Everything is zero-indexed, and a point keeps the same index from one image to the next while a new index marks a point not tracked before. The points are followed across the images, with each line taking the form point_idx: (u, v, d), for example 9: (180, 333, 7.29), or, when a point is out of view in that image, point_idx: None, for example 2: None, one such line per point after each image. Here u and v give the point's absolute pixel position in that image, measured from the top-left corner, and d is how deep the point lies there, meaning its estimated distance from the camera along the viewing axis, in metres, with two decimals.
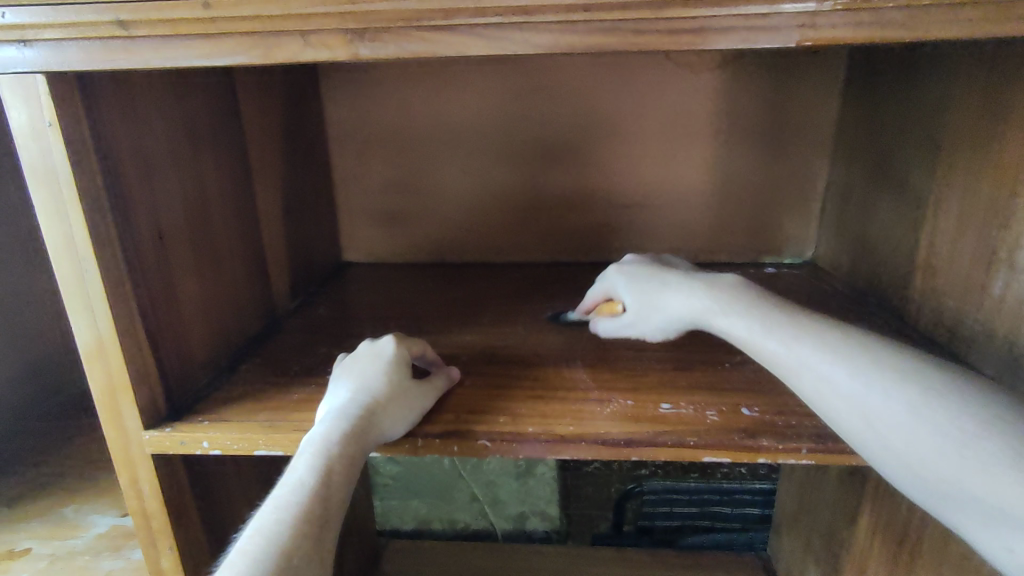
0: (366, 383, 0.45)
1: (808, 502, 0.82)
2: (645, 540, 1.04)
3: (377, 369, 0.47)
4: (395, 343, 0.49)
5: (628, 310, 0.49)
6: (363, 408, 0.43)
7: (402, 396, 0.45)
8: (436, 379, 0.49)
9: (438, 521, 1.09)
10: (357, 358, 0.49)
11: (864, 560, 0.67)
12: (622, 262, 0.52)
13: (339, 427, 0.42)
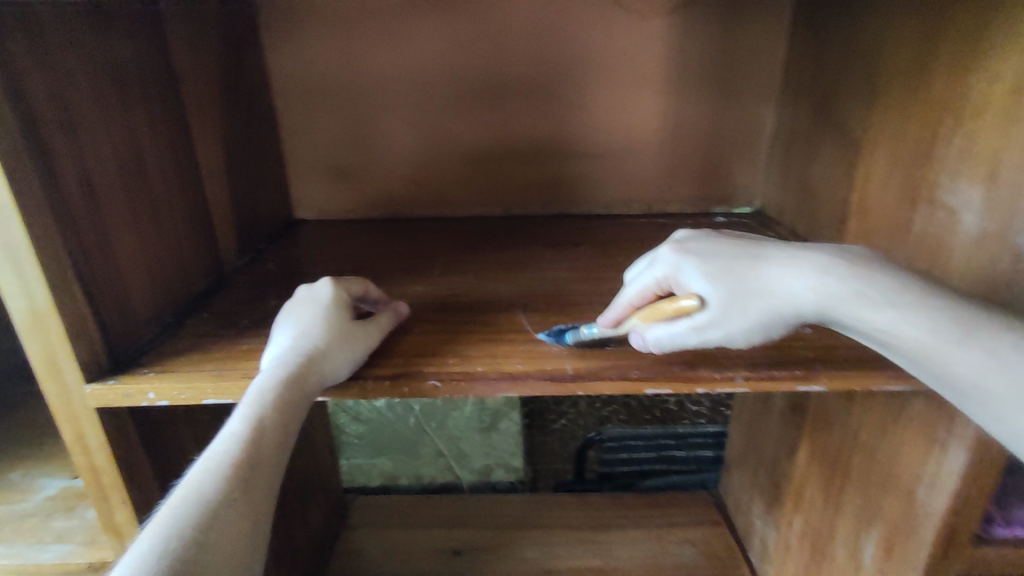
0: (311, 330, 0.46)
1: (755, 440, 0.86)
2: (604, 485, 1.09)
3: (319, 314, 0.47)
4: (334, 286, 0.50)
5: (714, 308, 0.41)
6: (305, 355, 0.44)
7: (347, 339, 0.46)
8: (380, 319, 0.49)
9: (404, 477, 1.11)
10: (304, 304, 0.49)
11: (803, 487, 0.72)
12: (683, 243, 0.44)
13: (277, 376, 0.43)
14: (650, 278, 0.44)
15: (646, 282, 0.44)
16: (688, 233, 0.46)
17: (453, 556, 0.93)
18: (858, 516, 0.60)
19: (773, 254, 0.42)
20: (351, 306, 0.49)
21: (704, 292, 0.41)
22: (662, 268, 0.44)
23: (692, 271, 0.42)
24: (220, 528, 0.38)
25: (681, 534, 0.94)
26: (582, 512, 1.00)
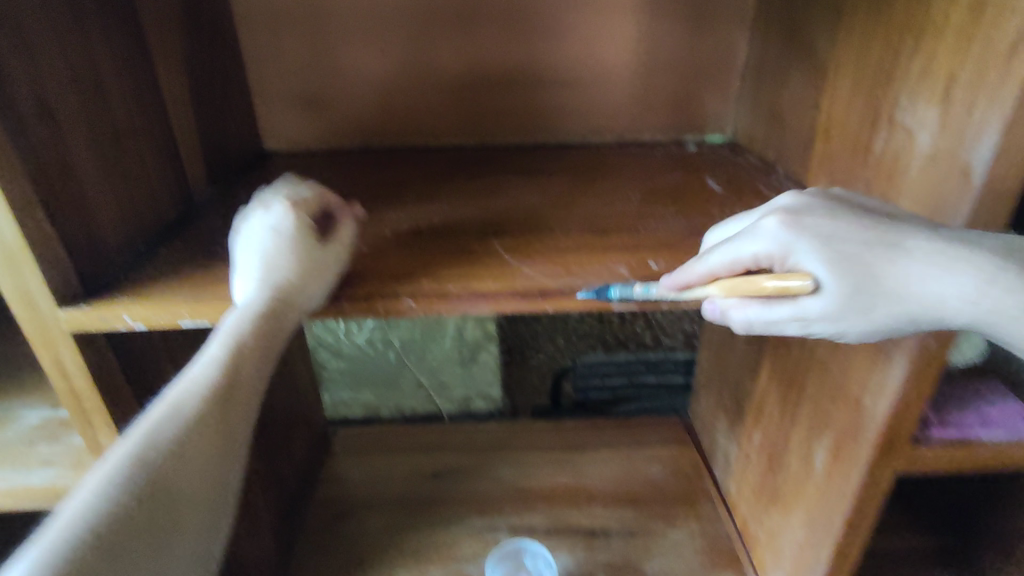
0: (280, 259, 0.46)
1: (721, 363, 0.90)
2: (580, 411, 1.13)
3: (283, 239, 0.48)
4: (293, 210, 0.50)
5: (831, 305, 0.41)
6: (281, 290, 0.45)
7: (317, 263, 0.47)
8: (342, 233, 0.50)
9: (386, 408, 1.14)
10: (267, 228, 0.48)
11: (764, 404, 0.76)
12: (801, 221, 0.42)
13: (252, 312, 0.44)
14: (751, 252, 0.42)
15: (748, 258, 0.43)
16: (800, 198, 0.44)
17: (434, 479, 0.97)
18: (811, 425, 0.64)
19: (908, 244, 0.40)
20: (312, 223, 0.49)
21: (826, 286, 0.41)
22: (774, 248, 0.42)
23: (810, 259, 0.41)
24: (191, 455, 0.41)
25: (650, 454, 1.00)
26: (558, 435, 1.05)
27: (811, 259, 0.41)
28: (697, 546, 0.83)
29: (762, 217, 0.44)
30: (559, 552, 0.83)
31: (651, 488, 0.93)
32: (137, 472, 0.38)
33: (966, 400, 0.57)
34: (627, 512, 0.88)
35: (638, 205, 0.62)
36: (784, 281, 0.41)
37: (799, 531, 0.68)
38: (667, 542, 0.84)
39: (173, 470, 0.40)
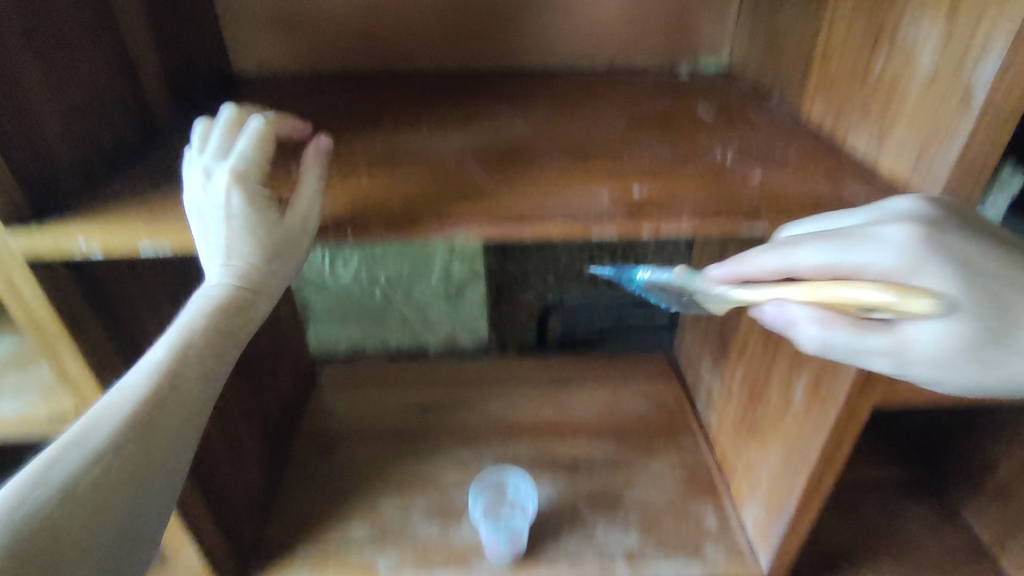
0: (244, 231, 0.44)
1: None
2: (566, 348, 1.13)
3: (240, 206, 0.44)
4: (239, 185, 0.44)
5: (941, 343, 0.39)
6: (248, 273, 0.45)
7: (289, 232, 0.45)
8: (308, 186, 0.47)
9: (371, 344, 1.14)
10: (219, 196, 0.44)
11: (747, 339, 0.76)
12: (939, 243, 0.38)
13: (215, 299, 0.44)
14: (866, 262, 0.38)
15: (872, 271, 0.38)
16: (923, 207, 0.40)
17: (420, 413, 0.98)
18: (793, 360, 0.64)
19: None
20: (265, 188, 0.46)
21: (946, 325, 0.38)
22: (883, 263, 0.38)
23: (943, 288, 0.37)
24: (135, 453, 0.40)
25: (635, 389, 1.00)
26: (544, 371, 1.05)
27: (935, 282, 0.37)
28: (677, 477, 0.85)
29: (880, 223, 0.39)
30: (541, 482, 0.84)
31: (634, 422, 0.94)
32: (67, 471, 0.38)
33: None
34: (610, 444, 0.90)
35: (626, 132, 0.59)
36: (888, 295, 0.36)
37: (776, 462, 0.69)
38: (648, 473, 0.86)
39: (113, 467, 0.39)
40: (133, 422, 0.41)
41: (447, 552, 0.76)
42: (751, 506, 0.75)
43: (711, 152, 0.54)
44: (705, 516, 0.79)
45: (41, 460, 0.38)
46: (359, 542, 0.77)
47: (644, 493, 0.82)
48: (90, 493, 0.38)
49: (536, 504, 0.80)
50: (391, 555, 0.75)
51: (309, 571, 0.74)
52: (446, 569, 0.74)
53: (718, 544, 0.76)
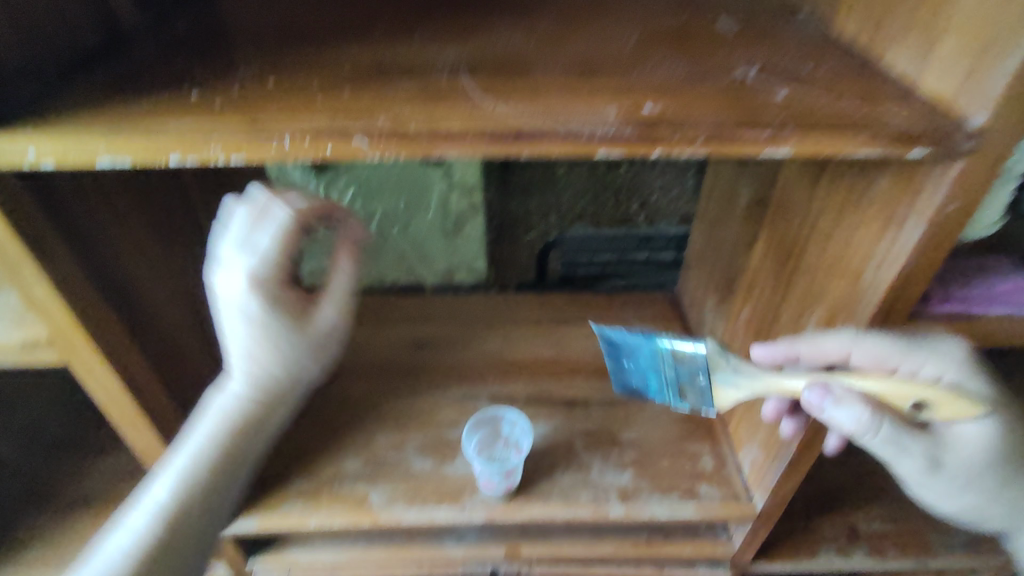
0: (270, 347, 0.49)
1: (715, 238, 0.86)
2: (566, 287, 1.11)
3: (266, 317, 0.47)
4: (258, 291, 0.46)
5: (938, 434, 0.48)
6: (270, 377, 0.51)
7: (310, 341, 0.50)
8: (337, 284, 0.50)
9: (367, 278, 1.11)
10: (238, 296, 0.45)
11: (755, 279, 0.73)
12: (952, 361, 0.49)
13: (234, 409, 0.52)
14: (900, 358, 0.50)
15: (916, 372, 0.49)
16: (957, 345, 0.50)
17: (416, 350, 0.96)
18: (804, 301, 0.61)
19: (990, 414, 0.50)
20: (285, 287, 0.48)
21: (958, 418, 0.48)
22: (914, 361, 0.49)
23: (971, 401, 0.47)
24: (194, 518, 0.53)
25: (636, 329, 0.98)
26: (543, 310, 1.02)
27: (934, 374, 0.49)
28: (675, 417, 0.84)
29: (928, 340, 0.50)
30: (537, 421, 0.83)
31: None
32: (150, 543, 0.50)
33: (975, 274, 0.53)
34: (608, 384, 0.88)
35: (639, 46, 0.54)
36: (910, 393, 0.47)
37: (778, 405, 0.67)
38: (646, 413, 0.84)
39: (177, 536, 0.51)
40: (190, 497, 0.52)
41: (440, 488, 0.75)
42: (749, 448, 0.74)
43: (735, 69, 0.49)
44: (702, 457, 0.79)
45: (131, 515, 0.51)
46: (352, 476, 0.77)
47: (641, 433, 0.81)
48: (167, 555, 0.51)
49: (532, 441, 0.79)
50: (384, 489, 0.75)
51: (302, 503, 0.74)
52: (439, 504, 0.74)
53: (713, 485, 0.75)
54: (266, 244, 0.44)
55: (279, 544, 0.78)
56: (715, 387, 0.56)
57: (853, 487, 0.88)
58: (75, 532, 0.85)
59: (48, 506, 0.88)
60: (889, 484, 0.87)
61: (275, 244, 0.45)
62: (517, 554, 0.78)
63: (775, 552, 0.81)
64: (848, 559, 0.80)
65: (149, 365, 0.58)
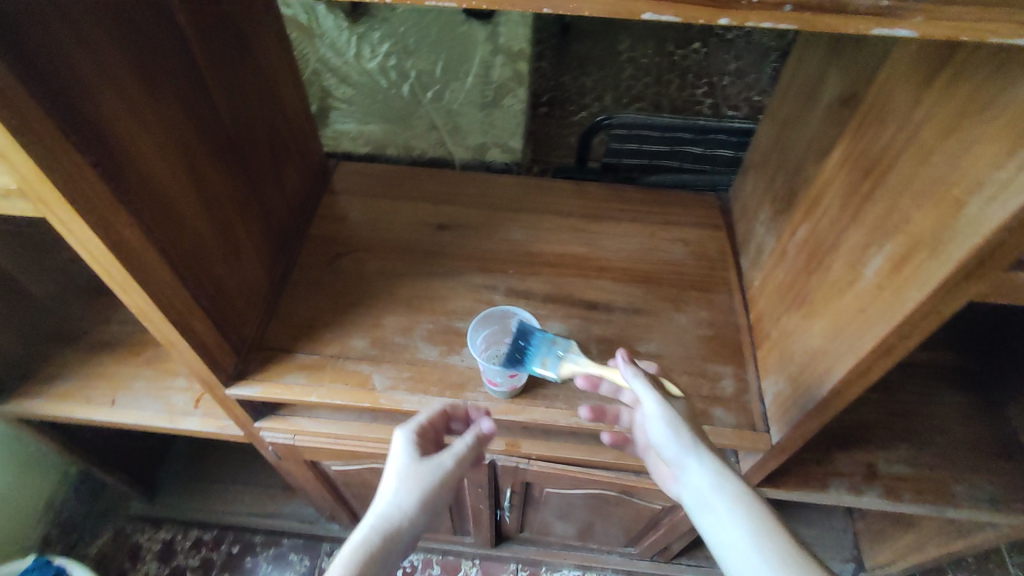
0: (410, 482, 0.57)
1: (784, 139, 0.74)
2: (607, 176, 1.00)
3: (406, 459, 0.59)
4: (409, 436, 0.62)
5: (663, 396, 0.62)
6: (405, 511, 0.55)
7: (434, 479, 0.58)
8: (460, 443, 0.62)
9: (393, 148, 1.02)
10: (398, 444, 0.61)
11: (822, 195, 0.62)
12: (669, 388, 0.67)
13: (369, 535, 0.52)
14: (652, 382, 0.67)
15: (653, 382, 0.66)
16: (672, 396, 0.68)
17: (436, 231, 0.89)
18: (876, 229, 0.51)
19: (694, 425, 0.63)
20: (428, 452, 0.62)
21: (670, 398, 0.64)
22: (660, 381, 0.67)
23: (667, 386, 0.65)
24: None
25: (675, 234, 0.89)
26: (579, 202, 0.93)
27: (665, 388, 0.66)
28: (701, 334, 0.77)
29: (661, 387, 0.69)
30: (552, 320, 0.78)
31: (667, 268, 0.84)
32: None
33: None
34: (635, 291, 0.82)
35: None
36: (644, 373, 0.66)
37: (817, 340, 0.59)
38: (671, 326, 0.78)
39: None
40: None
41: (444, 378, 0.73)
42: (776, 378, 0.68)
43: None
44: (723, 379, 0.73)
45: None
46: (357, 354, 0.75)
47: (660, 347, 0.76)
48: None
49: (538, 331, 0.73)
50: (388, 372, 0.74)
51: (305, 376, 0.73)
52: (441, 395, 0.72)
53: (729, 411, 0.71)
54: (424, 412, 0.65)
55: (285, 410, 0.80)
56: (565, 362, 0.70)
57: (882, 425, 0.82)
58: (98, 371, 0.89)
59: (76, 345, 0.91)
60: (924, 427, 0.81)
61: (426, 415, 0.64)
62: (516, 449, 0.77)
63: (782, 481, 0.78)
64: (858, 497, 0.77)
65: (137, 226, 0.53)
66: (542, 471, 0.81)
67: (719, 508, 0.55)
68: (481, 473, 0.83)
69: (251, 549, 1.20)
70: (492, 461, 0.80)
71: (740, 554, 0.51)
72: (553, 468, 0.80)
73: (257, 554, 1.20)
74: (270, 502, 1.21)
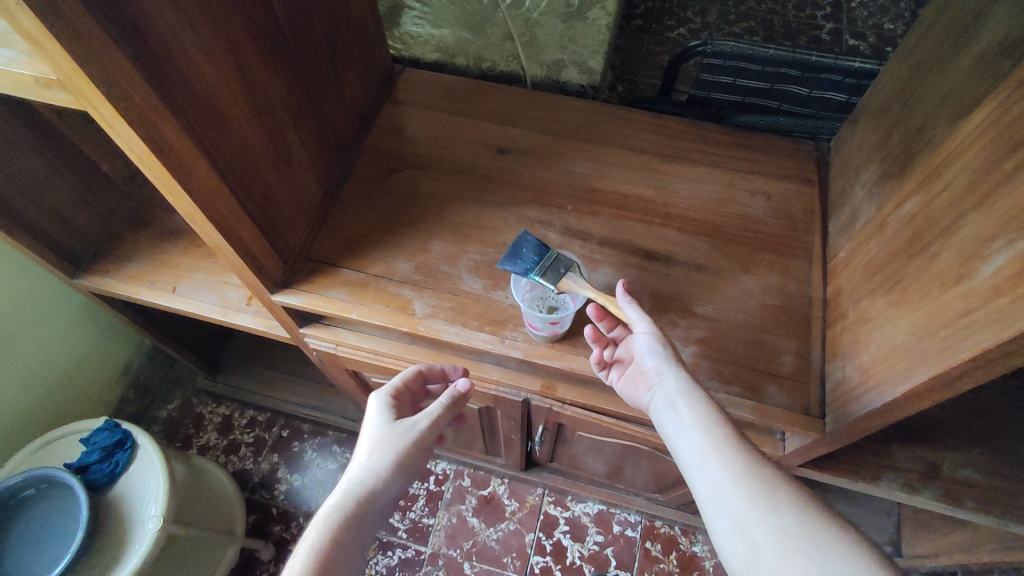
0: (383, 443, 0.58)
1: (912, 90, 0.63)
2: (692, 112, 0.91)
3: (379, 424, 0.62)
4: (377, 405, 0.65)
5: (648, 322, 0.62)
6: (378, 472, 0.56)
7: (408, 439, 0.59)
8: (435, 405, 0.63)
9: (463, 58, 0.95)
10: (371, 413, 0.64)
11: (947, 165, 0.52)
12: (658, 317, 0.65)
13: (345, 493, 0.54)
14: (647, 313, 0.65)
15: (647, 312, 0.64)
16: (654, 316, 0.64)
17: (495, 155, 0.84)
18: (1012, 219, 0.43)
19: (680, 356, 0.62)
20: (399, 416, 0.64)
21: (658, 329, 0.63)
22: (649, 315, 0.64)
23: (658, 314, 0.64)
24: None
25: (758, 184, 0.79)
26: (656, 138, 0.84)
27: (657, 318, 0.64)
28: (768, 302, 0.70)
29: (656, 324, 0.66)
30: (604, 267, 0.73)
31: (743, 224, 0.76)
32: None
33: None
34: (703, 244, 0.75)
35: None
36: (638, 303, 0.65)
37: (902, 334, 0.52)
38: (735, 289, 0.71)
39: None
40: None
41: (486, 312, 0.71)
42: (844, 364, 0.62)
43: None
44: (782, 355, 0.67)
45: None
46: (401, 277, 0.74)
47: (720, 311, 0.70)
48: None
49: (578, 278, 0.67)
50: (429, 299, 0.72)
51: (348, 293, 0.73)
52: (480, 330, 0.70)
53: (782, 388, 0.65)
54: (396, 379, 0.68)
55: (328, 320, 0.80)
56: (564, 279, 0.67)
57: (958, 425, 0.74)
58: (163, 258, 0.92)
59: (144, 230, 0.94)
60: (1006, 434, 0.73)
61: (401, 379, 0.68)
62: (551, 392, 0.76)
63: (828, 466, 0.73)
64: (911, 496, 0.71)
65: (181, 127, 0.52)
66: (574, 416, 0.79)
67: (684, 429, 0.56)
68: (514, 408, 0.82)
69: (299, 436, 1.28)
70: (525, 399, 0.79)
71: (688, 449, 0.55)
72: (586, 415, 0.78)
73: (304, 441, 1.28)
74: (318, 396, 1.27)
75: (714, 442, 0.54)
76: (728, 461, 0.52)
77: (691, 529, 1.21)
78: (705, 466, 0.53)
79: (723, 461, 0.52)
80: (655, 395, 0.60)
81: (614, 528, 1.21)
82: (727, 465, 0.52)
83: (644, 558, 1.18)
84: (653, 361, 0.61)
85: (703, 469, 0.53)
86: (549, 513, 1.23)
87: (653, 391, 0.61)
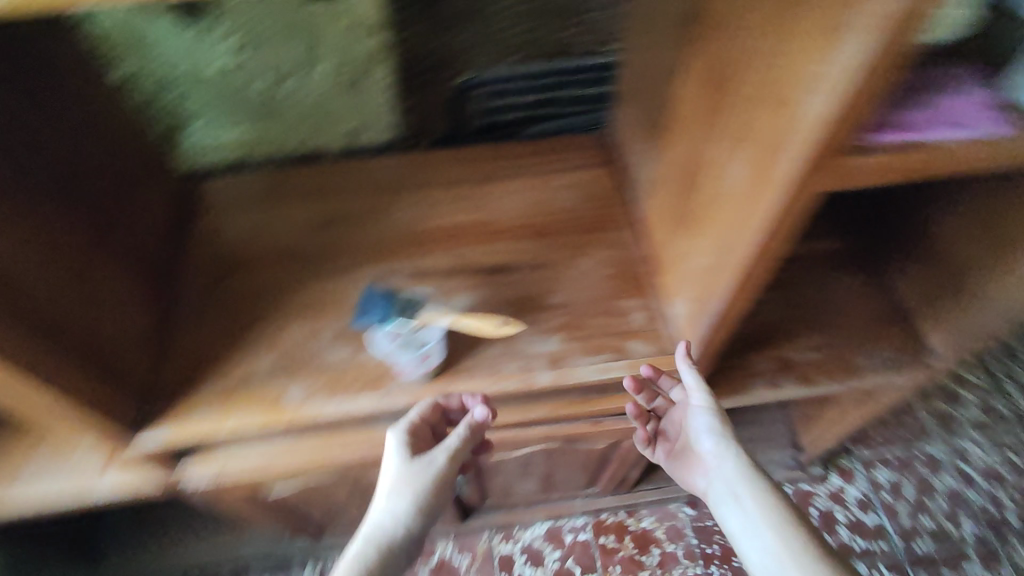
0: (401, 487, 0.63)
1: (644, 67, 0.75)
2: (487, 136, 1.00)
3: (398, 463, 0.65)
4: (392, 439, 0.67)
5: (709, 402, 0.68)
6: (398, 519, 0.61)
7: (427, 478, 0.64)
8: (453, 437, 0.65)
9: (258, 149, 0.93)
10: (388, 452, 0.66)
11: (683, 115, 0.64)
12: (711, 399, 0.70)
13: (368, 548, 0.60)
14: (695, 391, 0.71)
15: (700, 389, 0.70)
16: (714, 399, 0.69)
17: (322, 229, 0.85)
18: (734, 140, 0.53)
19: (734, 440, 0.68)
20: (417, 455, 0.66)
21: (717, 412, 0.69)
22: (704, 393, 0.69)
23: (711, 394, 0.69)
24: None
25: (563, 180, 0.89)
26: (465, 168, 0.91)
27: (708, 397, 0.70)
28: (605, 274, 0.79)
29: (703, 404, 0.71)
30: (459, 294, 0.77)
31: (562, 217, 0.85)
32: None
33: (936, 91, 0.47)
34: (535, 244, 0.82)
35: None
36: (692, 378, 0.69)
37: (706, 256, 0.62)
38: (575, 273, 0.79)
39: None
40: None
41: (361, 375, 0.71)
42: (680, 300, 0.71)
43: None
44: (632, 313, 0.75)
45: None
46: (265, 373, 0.72)
47: (568, 296, 0.77)
48: None
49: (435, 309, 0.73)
50: (302, 384, 0.71)
51: (215, 408, 0.70)
52: (361, 393, 0.70)
53: (642, 340, 0.73)
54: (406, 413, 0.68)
55: (204, 446, 0.75)
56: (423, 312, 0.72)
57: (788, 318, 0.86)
58: None
59: None
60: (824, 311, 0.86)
61: (416, 412, 0.67)
62: None
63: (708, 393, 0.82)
64: (777, 391, 0.81)
65: None
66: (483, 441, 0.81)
67: (751, 519, 0.62)
68: None
69: None
70: None
71: (745, 528, 0.62)
72: (493, 436, 0.80)
73: None
74: (222, 540, 1.16)
75: (779, 537, 0.60)
76: (796, 556, 0.58)
77: (635, 508, 1.26)
78: (775, 558, 0.59)
79: (790, 554, 0.58)
80: (716, 475, 0.67)
81: (567, 538, 1.23)
82: (795, 561, 0.58)
83: (603, 554, 1.21)
84: (714, 444, 0.68)
85: (771, 561, 0.59)
86: (503, 552, 1.22)
87: (709, 474, 0.68)
